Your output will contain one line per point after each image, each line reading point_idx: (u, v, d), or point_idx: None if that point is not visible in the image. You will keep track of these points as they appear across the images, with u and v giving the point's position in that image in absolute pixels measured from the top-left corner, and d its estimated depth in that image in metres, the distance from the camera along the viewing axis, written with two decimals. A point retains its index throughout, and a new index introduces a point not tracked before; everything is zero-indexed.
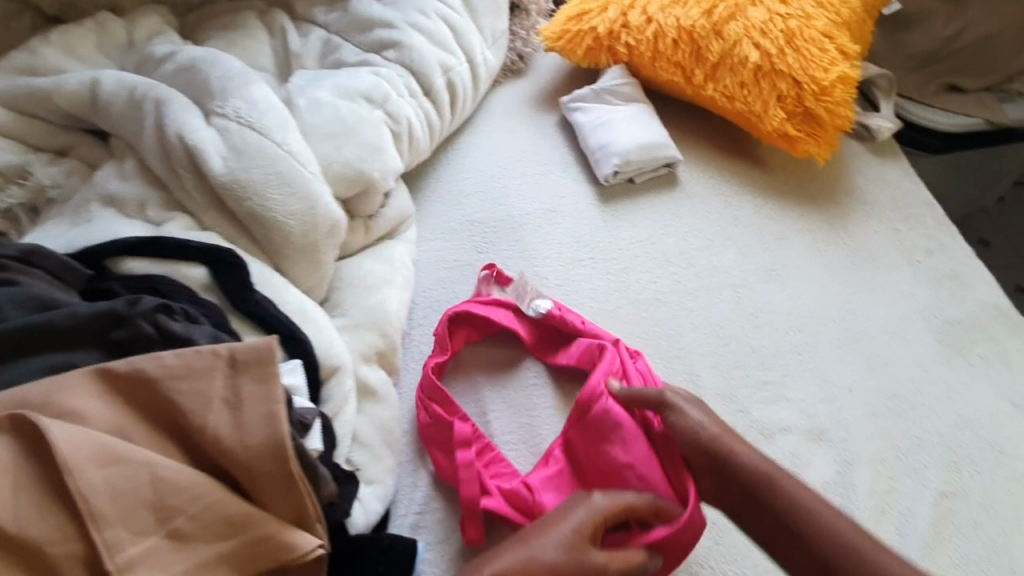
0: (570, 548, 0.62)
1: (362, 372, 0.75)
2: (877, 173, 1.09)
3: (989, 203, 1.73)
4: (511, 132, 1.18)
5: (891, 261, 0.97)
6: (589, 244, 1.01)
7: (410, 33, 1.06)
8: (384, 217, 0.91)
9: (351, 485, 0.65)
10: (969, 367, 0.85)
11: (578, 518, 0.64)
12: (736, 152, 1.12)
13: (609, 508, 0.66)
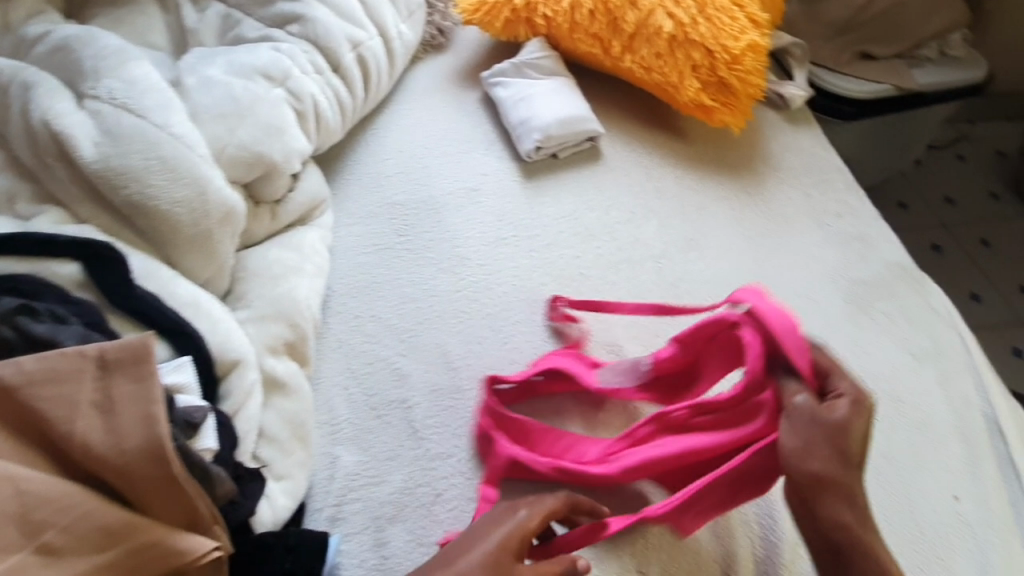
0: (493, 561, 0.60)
1: (268, 365, 0.72)
2: (789, 141, 1.13)
3: (906, 168, 1.83)
4: (432, 110, 1.14)
5: (802, 225, 1.02)
6: (512, 222, 1.00)
7: (315, 7, 1.01)
8: (293, 202, 0.87)
9: (254, 482, 0.63)
10: (873, 323, 0.89)
11: (511, 525, 0.63)
12: (656, 124, 1.12)
13: (531, 520, 0.64)
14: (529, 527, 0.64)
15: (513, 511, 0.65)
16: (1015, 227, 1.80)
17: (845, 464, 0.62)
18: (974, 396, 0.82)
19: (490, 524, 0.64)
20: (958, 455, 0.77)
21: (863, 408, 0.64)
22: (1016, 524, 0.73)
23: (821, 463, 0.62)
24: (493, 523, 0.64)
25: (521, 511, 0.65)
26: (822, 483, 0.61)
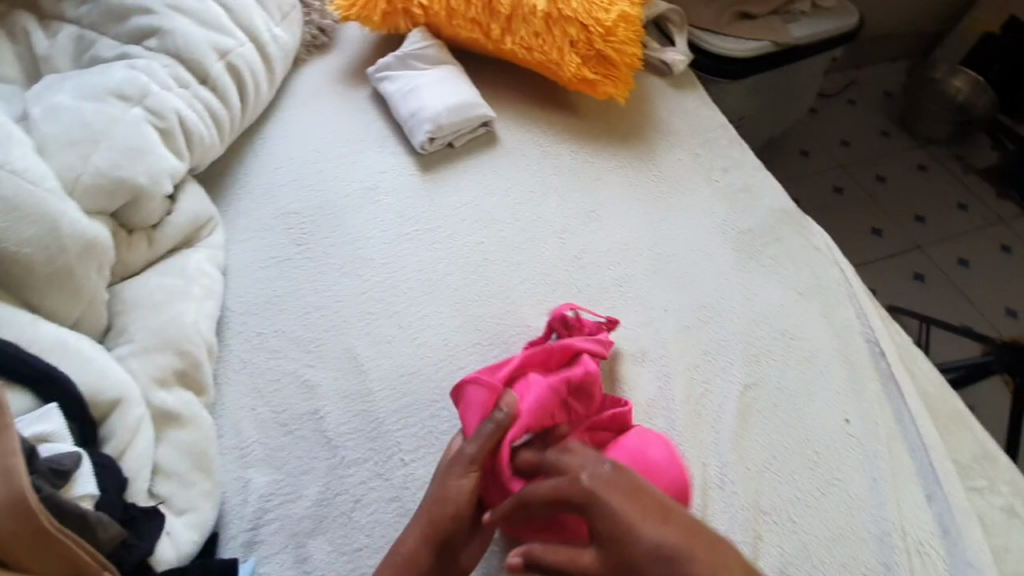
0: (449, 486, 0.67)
1: (157, 398, 0.69)
2: (676, 106, 1.17)
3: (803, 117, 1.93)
4: (321, 113, 1.11)
5: (693, 184, 1.06)
6: (413, 217, 0.99)
7: (173, 17, 0.96)
8: (170, 225, 0.83)
9: (150, 519, 0.60)
10: (761, 270, 0.96)
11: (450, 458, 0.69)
12: (549, 103, 1.14)
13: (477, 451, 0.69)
14: (472, 487, 0.67)
15: (449, 477, 0.67)
16: (905, 161, 1.93)
17: (669, 537, 0.55)
18: (855, 322, 0.89)
19: (440, 495, 0.66)
20: (843, 379, 0.84)
21: (616, 485, 0.59)
22: (900, 435, 0.79)
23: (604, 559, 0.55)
24: (444, 494, 0.66)
25: (456, 474, 0.68)
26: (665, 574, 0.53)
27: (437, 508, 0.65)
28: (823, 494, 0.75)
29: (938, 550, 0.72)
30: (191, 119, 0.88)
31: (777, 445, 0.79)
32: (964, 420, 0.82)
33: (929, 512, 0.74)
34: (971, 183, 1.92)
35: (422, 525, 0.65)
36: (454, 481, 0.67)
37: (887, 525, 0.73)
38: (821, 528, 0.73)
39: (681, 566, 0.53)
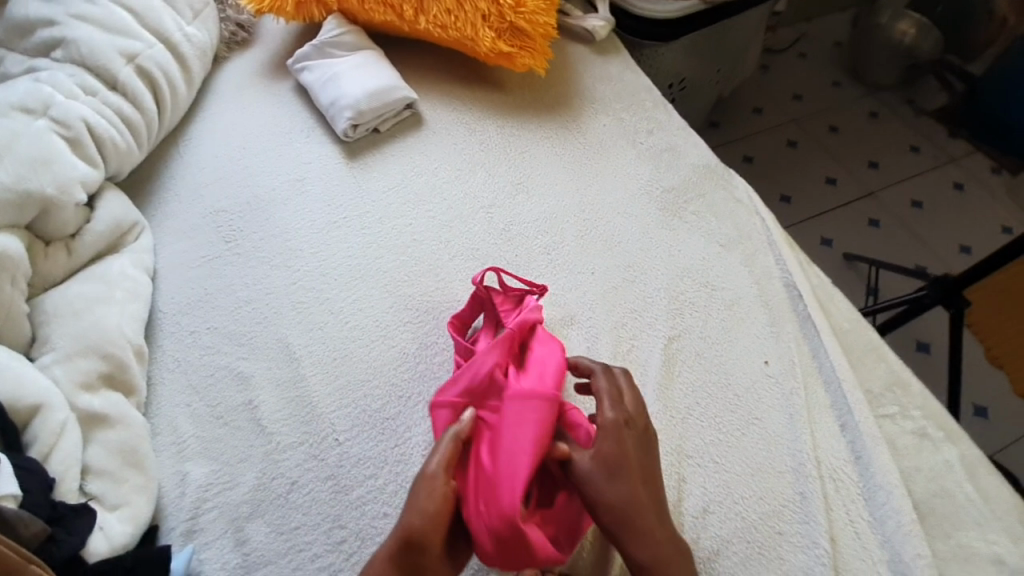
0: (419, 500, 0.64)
1: (82, 401, 0.71)
2: (601, 71, 1.18)
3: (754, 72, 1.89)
4: (245, 107, 1.08)
5: (618, 147, 1.08)
6: (341, 205, 0.98)
7: (76, 25, 0.95)
8: (88, 233, 0.83)
9: (80, 516, 0.64)
10: (685, 226, 0.98)
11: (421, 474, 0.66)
12: (473, 80, 1.14)
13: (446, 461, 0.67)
14: (444, 505, 0.64)
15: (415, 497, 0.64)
16: (856, 109, 1.91)
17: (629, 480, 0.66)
18: (774, 268, 0.93)
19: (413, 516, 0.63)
20: (763, 323, 0.87)
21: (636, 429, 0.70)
22: (816, 370, 0.84)
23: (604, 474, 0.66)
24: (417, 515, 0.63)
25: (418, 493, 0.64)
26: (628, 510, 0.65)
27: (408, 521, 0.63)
28: (743, 433, 0.79)
29: (851, 475, 0.76)
30: (100, 127, 0.88)
31: (700, 392, 0.82)
32: (878, 350, 0.88)
33: (842, 441, 0.78)
34: (922, 125, 1.90)
35: (395, 545, 0.61)
36: (414, 500, 0.64)
37: (802, 456, 0.77)
38: (740, 464, 0.77)
39: (632, 495, 0.66)
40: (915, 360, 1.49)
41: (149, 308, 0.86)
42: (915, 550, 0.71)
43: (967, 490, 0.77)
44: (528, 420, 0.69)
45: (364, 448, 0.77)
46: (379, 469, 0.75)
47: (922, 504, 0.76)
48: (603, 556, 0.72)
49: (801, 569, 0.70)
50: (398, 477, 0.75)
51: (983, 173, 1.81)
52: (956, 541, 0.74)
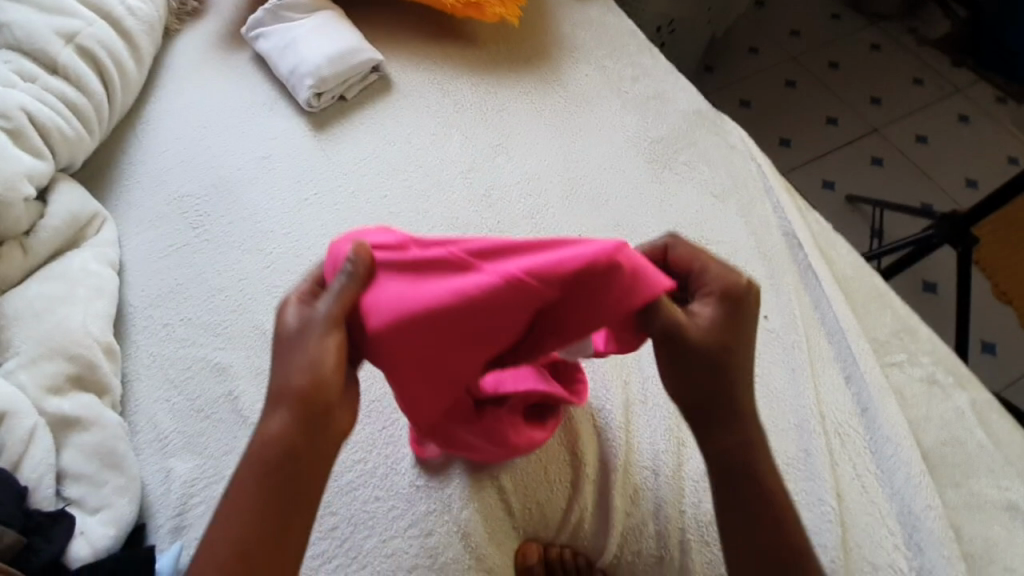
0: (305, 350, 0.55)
1: (52, 405, 0.69)
2: (580, 17, 1.10)
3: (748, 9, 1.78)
4: (202, 83, 1.01)
5: (602, 98, 1.01)
6: (311, 180, 0.92)
7: (8, 7, 0.88)
8: (42, 229, 0.80)
9: (58, 522, 0.63)
10: (676, 178, 0.92)
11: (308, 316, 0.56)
12: (442, 35, 1.07)
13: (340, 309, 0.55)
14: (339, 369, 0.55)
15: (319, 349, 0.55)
16: (857, 41, 1.81)
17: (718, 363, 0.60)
18: (771, 217, 0.88)
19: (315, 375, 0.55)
20: (761, 276, 0.83)
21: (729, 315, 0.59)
22: (818, 321, 0.80)
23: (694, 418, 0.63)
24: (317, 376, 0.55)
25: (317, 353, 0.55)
26: (740, 457, 0.62)
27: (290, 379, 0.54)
28: None
29: (857, 429, 0.73)
30: (42, 115, 0.84)
31: None
32: (883, 297, 0.84)
33: (846, 393, 0.75)
34: (927, 55, 1.79)
35: (290, 413, 0.54)
36: (300, 355, 0.55)
37: (806, 411, 0.73)
38: None
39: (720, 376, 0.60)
40: (922, 301, 1.45)
41: (118, 303, 0.82)
42: (923, 500, 0.69)
43: (977, 436, 0.75)
44: (490, 305, 0.54)
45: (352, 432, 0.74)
46: (368, 452, 0.73)
47: (931, 453, 0.74)
48: (604, 526, 0.70)
49: None
50: (388, 461, 0.72)
51: (990, 103, 1.72)
52: (967, 489, 0.72)
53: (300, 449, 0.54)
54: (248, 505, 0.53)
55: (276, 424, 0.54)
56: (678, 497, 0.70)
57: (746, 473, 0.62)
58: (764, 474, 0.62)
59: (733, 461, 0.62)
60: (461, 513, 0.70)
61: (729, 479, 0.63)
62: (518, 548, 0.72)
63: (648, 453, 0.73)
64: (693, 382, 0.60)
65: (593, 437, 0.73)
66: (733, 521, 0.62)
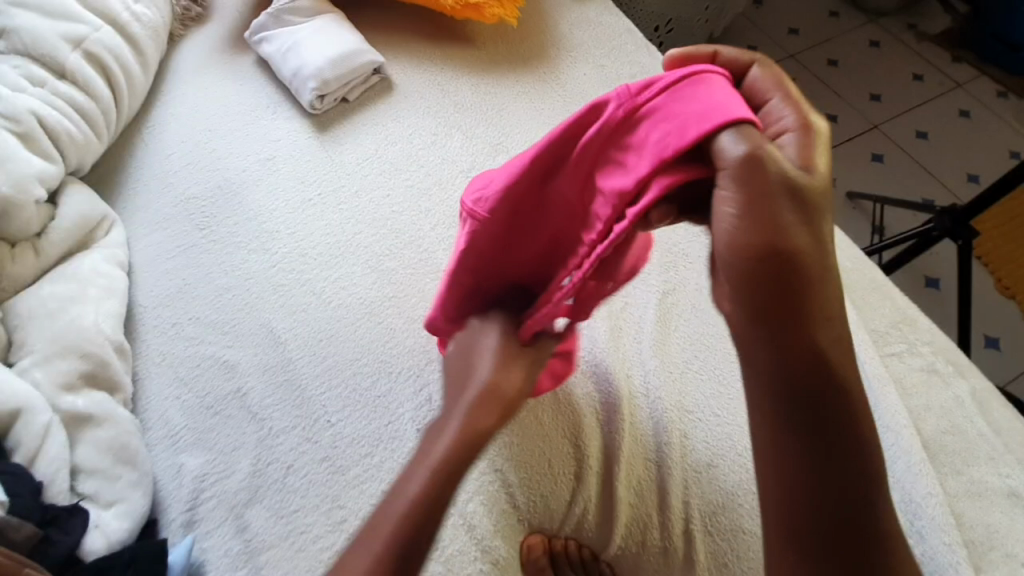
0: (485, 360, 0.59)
1: (65, 403, 0.71)
2: (578, 17, 1.12)
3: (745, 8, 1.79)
4: (208, 88, 1.02)
5: (601, 96, 1.02)
6: (315, 180, 0.93)
7: (17, 14, 0.90)
8: (55, 230, 0.81)
9: (74, 516, 0.64)
10: None
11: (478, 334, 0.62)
12: (443, 37, 1.09)
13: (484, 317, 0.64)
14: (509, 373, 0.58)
15: (503, 369, 0.58)
16: (854, 38, 1.82)
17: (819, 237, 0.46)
18: None
19: (504, 384, 0.57)
20: None
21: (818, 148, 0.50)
22: None
23: (751, 306, 0.46)
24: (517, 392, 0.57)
25: (508, 364, 0.58)
26: (792, 364, 0.46)
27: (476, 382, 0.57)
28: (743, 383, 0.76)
29: None
30: (52, 118, 0.85)
31: (697, 346, 0.79)
32: (884, 288, 0.85)
33: None
34: (925, 50, 1.80)
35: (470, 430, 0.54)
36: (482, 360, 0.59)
37: None
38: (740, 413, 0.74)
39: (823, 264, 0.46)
40: (924, 296, 1.45)
41: (129, 303, 0.84)
42: (925, 488, 0.69)
43: (978, 424, 0.76)
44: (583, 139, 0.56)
45: (359, 426, 0.75)
46: (376, 447, 0.74)
47: (932, 441, 0.74)
48: (608, 516, 0.71)
49: None
50: (393, 453, 0.74)
51: (990, 97, 1.73)
52: (968, 477, 0.72)
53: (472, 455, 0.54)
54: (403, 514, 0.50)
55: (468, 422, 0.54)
56: (681, 488, 0.71)
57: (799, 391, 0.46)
58: (841, 383, 0.47)
59: (804, 368, 0.46)
60: (467, 505, 0.71)
61: (798, 402, 0.47)
62: (523, 540, 0.72)
63: (651, 444, 0.73)
64: (766, 219, 0.45)
65: (596, 429, 0.74)
66: (800, 454, 0.47)
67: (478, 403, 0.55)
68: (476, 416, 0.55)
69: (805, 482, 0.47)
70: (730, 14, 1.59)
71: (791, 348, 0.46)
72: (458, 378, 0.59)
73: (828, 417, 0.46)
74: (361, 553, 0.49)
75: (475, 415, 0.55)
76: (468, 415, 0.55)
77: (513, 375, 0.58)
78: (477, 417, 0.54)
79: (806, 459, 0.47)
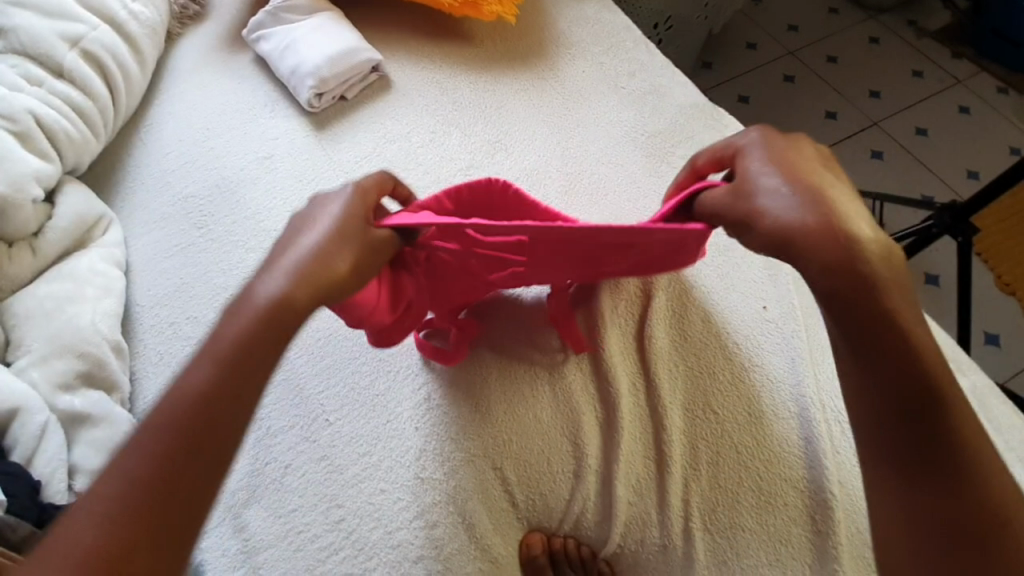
0: (324, 219, 0.60)
1: (63, 402, 0.71)
2: (577, 14, 1.11)
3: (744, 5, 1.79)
4: (205, 87, 1.02)
5: (601, 93, 1.02)
6: (313, 178, 0.93)
7: (12, 12, 0.90)
8: (52, 230, 0.81)
9: None
10: (674, 171, 0.93)
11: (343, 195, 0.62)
12: (441, 34, 1.08)
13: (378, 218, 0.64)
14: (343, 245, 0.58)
15: (334, 244, 0.58)
16: (854, 34, 1.81)
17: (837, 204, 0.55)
18: None
19: (331, 264, 0.57)
20: (760, 267, 0.84)
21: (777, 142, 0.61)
22: (818, 311, 0.82)
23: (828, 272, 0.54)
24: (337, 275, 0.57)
25: (337, 244, 0.58)
26: (862, 303, 0.53)
27: (298, 251, 0.57)
28: (743, 381, 0.76)
29: None
30: (48, 117, 0.85)
31: (696, 343, 0.79)
32: None
33: None
34: (926, 47, 1.79)
35: (268, 299, 0.54)
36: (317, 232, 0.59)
37: (805, 399, 0.74)
38: (742, 411, 0.74)
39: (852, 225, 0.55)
40: (925, 293, 1.45)
41: (126, 303, 0.83)
42: None
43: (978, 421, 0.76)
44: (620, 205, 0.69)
45: (357, 425, 0.75)
46: (374, 446, 0.74)
47: None
48: (608, 515, 0.71)
49: (804, 513, 0.69)
50: (391, 452, 0.73)
51: (990, 94, 1.72)
52: None
53: (272, 321, 0.54)
54: (189, 396, 0.50)
55: (269, 287, 0.55)
56: (680, 487, 0.71)
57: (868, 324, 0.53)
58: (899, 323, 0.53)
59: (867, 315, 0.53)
60: (466, 504, 0.70)
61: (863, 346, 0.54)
62: (523, 539, 0.73)
63: (651, 442, 0.73)
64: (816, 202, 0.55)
65: (595, 428, 0.74)
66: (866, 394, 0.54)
67: (292, 281, 0.56)
68: (293, 292, 0.55)
69: (868, 409, 0.54)
70: (729, 11, 1.59)
71: (844, 293, 0.54)
72: (272, 257, 0.58)
73: (896, 357, 0.53)
74: (125, 460, 0.47)
75: (293, 293, 0.55)
76: (286, 280, 0.55)
77: (338, 257, 0.58)
78: (293, 293, 0.55)
79: (878, 382, 0.53)
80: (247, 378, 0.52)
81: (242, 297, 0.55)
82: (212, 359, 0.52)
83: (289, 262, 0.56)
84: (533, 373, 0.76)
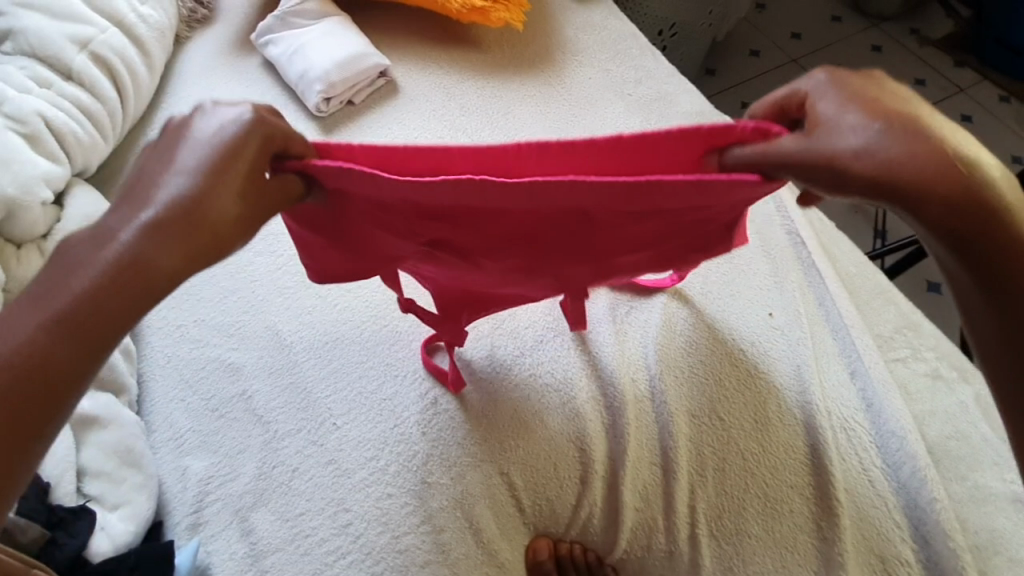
0: (189, 162, 0.45)
1: None
2: (583, 21, 1.12)
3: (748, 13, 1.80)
4: (213, 91, 1.02)
5: (606, 99, 1.02)
6: None
7: (23, 15, 0.90)
8: (60, 231, 0.82)
9: (80, 518, 0.65)
10: None
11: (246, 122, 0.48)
12: (449, 40, 1.09)
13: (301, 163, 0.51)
14: (223, 204, 0.45)
15: (211, 192, 0.45)
16: (857, 42, 1.82)
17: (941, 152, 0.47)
18: (775, 216, 0.91)
19: (219, 219, 0.45)
20: (765, 274, 0.85)
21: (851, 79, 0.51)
22: (822, 318, 0.83)
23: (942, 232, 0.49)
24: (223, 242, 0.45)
25: (222, 186, 0.45)
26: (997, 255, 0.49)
27: (162, 196, 0.44)
28: (749, 388, 0.76)
29: (863, 424, 0.74)
30: (57, 118, 0.85)
31: (702, 349, 0.79)
32: (888, 294, 0.87)
33: (853, 388, 0.77)
34: (928, 55, 1.80)
35: (108, 266, 0.42)
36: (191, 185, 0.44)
37: (812, 406, 0.74)
38: (749, 417, 0.74)
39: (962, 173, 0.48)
40: (925, 301, 1.45)
41: None
42: (931, 494, 0.70)
43: (982, 430, 0.76)
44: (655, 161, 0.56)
45: (363, 430, 0.75)
46: (380, 451, 0.74)
47: (937, 446, 0.75)
48: (613, 520, 0.71)
49: (810, 520, 0.70)
50: (397, 457, 0.73)
51: (992, 103, 1.73)
52: (972, 482, 0.73)
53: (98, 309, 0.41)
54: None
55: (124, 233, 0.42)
56: (686, 493, 0.71)
57: (1004, 261, 0.49)
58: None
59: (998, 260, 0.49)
60: (472, 509, 0.71)
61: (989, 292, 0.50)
62: (528, 544, 0.74)
63: (656, 449, 0.73)
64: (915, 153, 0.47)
65: (601, 433, 0.74)
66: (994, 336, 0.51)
67: (152, 230, 0.43)
68: (159, 252, 0.42)
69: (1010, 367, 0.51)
70: (734, 18, 1.59)
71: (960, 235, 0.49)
72: (142, 191, 0.44)
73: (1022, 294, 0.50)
74: None
75: (164, 252, 0.42)
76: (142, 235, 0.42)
77: (227, 199, 0.45)
78: (160, 255, 0.42)
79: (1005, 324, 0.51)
80: (89, 356, 0.41)
81: (82, 249, 0.42)
82: (56, 312, 0.41)
83: (151, 201, 0.44)
84: (539, 378, 0.77)
